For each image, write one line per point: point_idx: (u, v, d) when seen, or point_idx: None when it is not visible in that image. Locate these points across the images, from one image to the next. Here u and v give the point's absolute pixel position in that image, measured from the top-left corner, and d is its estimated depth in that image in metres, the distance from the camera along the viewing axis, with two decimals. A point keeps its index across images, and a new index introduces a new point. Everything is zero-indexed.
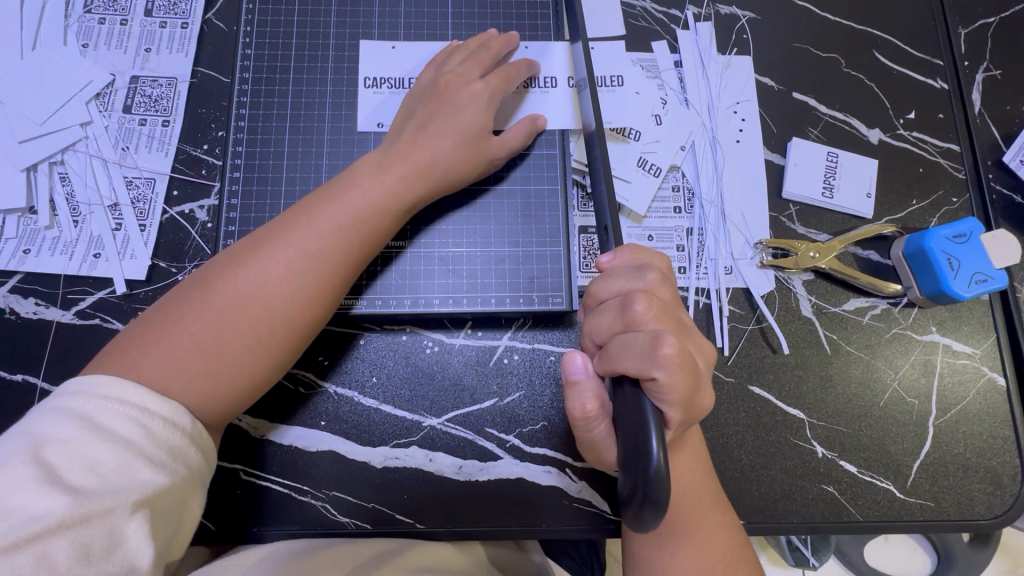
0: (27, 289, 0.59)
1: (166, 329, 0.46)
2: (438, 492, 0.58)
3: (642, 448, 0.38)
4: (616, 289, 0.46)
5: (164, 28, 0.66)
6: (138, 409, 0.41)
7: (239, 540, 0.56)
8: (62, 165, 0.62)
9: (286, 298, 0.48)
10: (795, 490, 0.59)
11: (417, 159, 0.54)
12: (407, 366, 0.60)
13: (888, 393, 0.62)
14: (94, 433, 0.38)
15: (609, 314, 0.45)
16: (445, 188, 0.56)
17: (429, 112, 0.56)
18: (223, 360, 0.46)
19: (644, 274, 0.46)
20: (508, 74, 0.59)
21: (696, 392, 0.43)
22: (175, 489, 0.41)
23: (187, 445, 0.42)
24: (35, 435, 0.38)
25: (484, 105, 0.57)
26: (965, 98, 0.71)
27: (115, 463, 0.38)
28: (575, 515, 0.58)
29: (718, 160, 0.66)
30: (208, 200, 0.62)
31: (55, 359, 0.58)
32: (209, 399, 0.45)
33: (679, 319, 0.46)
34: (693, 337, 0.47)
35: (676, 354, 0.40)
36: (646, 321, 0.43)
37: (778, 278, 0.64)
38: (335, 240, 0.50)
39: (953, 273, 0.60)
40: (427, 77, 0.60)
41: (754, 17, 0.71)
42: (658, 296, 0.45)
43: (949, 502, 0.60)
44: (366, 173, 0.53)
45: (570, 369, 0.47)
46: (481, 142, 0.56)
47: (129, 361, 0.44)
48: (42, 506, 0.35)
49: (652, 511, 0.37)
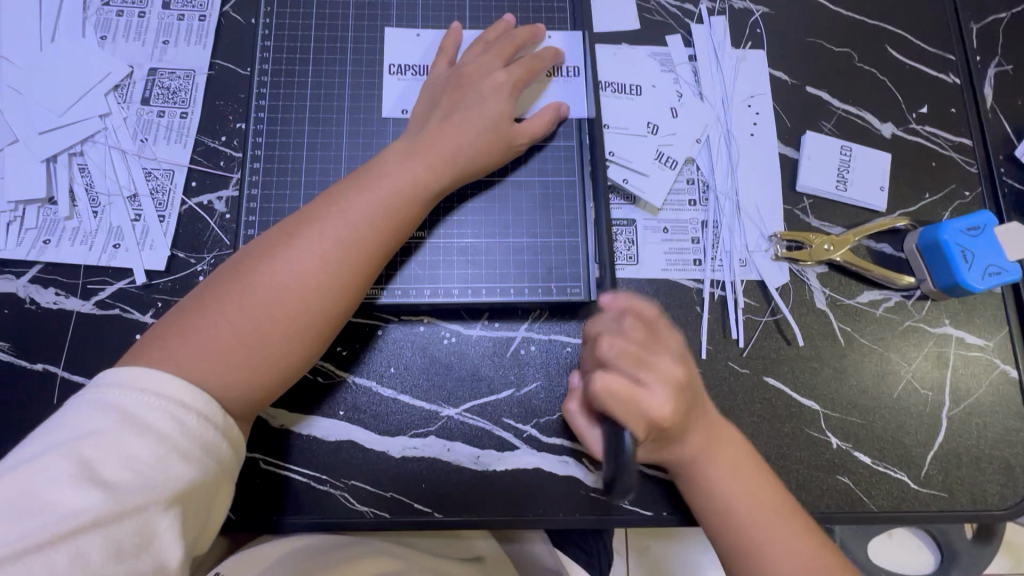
0: (47, 279, 0.59)
1: (201, 318, 0.46)
2: (456, 482, 0.58)
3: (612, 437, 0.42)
4: (597, 329, 0.50)
5: (181, 21, 0.66)
6: (170, 402, 0.41)
7: (258, 529, 0.56)
8: (81, 156, 0.62)
9: (319, 287, 0.49)
10: (810, 480, 0.60)
11: (441, 147, 0.54)
12: (425, 357, 0.60)
13: (902, 385, 0.63)
14: (130, 427, 0.39)
15: (590, 350, 0.51)
16: (472, 176, 0.57)
17: (451, 103, 0.56)
18: (261, 348, 0.47)
19: (615, 301, 0.51)
20: (534, 65, 0.59)
21: (643, 408, 0.44)
22: (207, 484, 0.41)
23: (219, 440, 0.43)
24: (74, 429, 0.39)
25: (508, 96, 0.57)
26: (977, 92, 0.71)
27: (148, 458, 0.38)
28: (591, 505, 0.58)
29: (733, 153, 0.67)
30: (227, 191, 0.62)
31: (75, 348, 0.58)
32: (245, 388, 0.46)
33: (647, 338, 0.48)
34: (657, 359, 0.47)
35: (603, 387, 0.44)
36: (607, 342, 0.48)
37: (792, 271, 0.64)
38: (364, 229, 0.50)
39: (966, 265, 0.60)
40: (444, 69, 0.60)
41: (767, 12, 0.72)
42: (627, 334, 0.48)
43: (962, 492, 0.61)
44: (393, 161, 0.53)
45: (568, 384, 0.59)
46: (504, 129, 0.57)
47: (167, 351, 0.45)
48: (78, 502, 0.36)
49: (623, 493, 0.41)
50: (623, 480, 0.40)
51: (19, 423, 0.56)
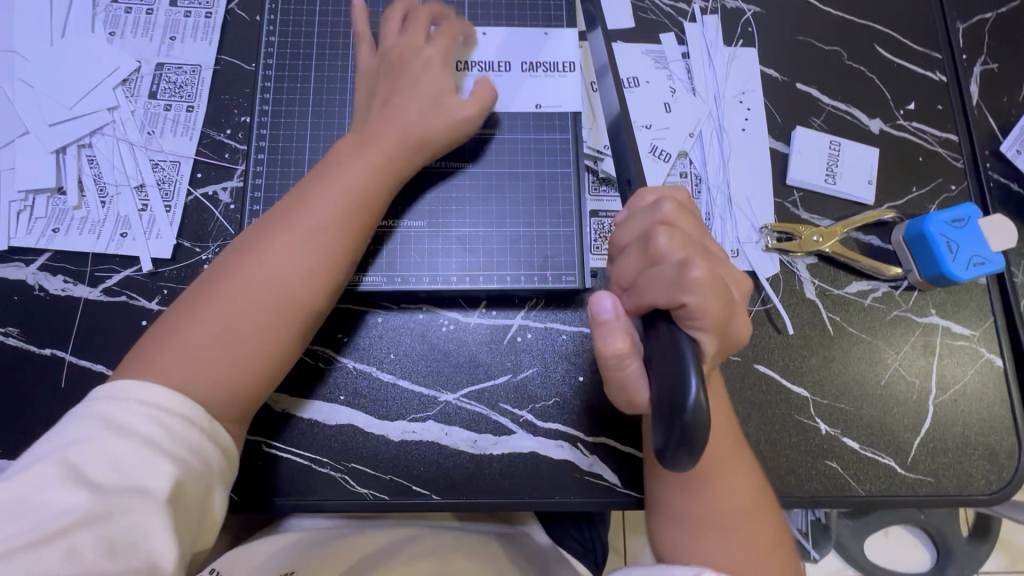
0: (56, 267, 0.61)
1: (177, 328, 0.48)
2: (454, 466, 0.59)
3: (680, 387, 0.36)
4: (637, 230, 0.45)
5: (188, 18, 0.68)
6: (151, 406, 0.43)
7: (261, 511, 0.58)
8: (90, 147, 0.64)
9: (291, 282, 0.50)
10: (800, 465, 0.61)
11: (391, 130, 0.56)
12: (424, 343, 0.62)
13: (889, 372, 0.64)
14: (112, 432, 0.41)
15: (633, 254, 0.44)
16: (430, 154, 0.58)
17: (390, 84, 0.58)
18: (241, 347, 0.48)
19: (659, 207, 0.45)
20: (453, 34, 0.62)
21: (729, 320, 0.42)
22: (195, 484, 0.43)
23: (205, 442, 0.44)
24: (61, 439, 0.41)
25: (440, 69, 0.59)
26: (963, 90, 0.73)
27: (132, 458, 0.40)
28: (586, 488, 0.60)
29: (725, 148, 0.69)
30: (231, 182, 0.64)
31: (84, 334, 0.60)
32: (231, 386, 0.48)
33: (705, 247, 0.45)
34: (723, 265, 0.45)
35: (704, 278, 0.40)
36: (670, 252, 0.42)
37: (783, 262, 0.66)
38: (328, 221, 0.52)
39: (952, 256, 0.62)
40: (368, 54, 0.61)
41: (759, 11, 0.74)
42: (679, 228, 0.44)
43: (948, 478, 0.62)
44: (349, 156, 0.55)
45: (598, 309, 0.44)
46: (447, 102, 0.58)
47: (149, 361, 0.46)
48: (68, 502, 0.37)
49: (688, 455, 0.36)
50: (697, 451, 0.35)
51: (28, 406, 0.58)
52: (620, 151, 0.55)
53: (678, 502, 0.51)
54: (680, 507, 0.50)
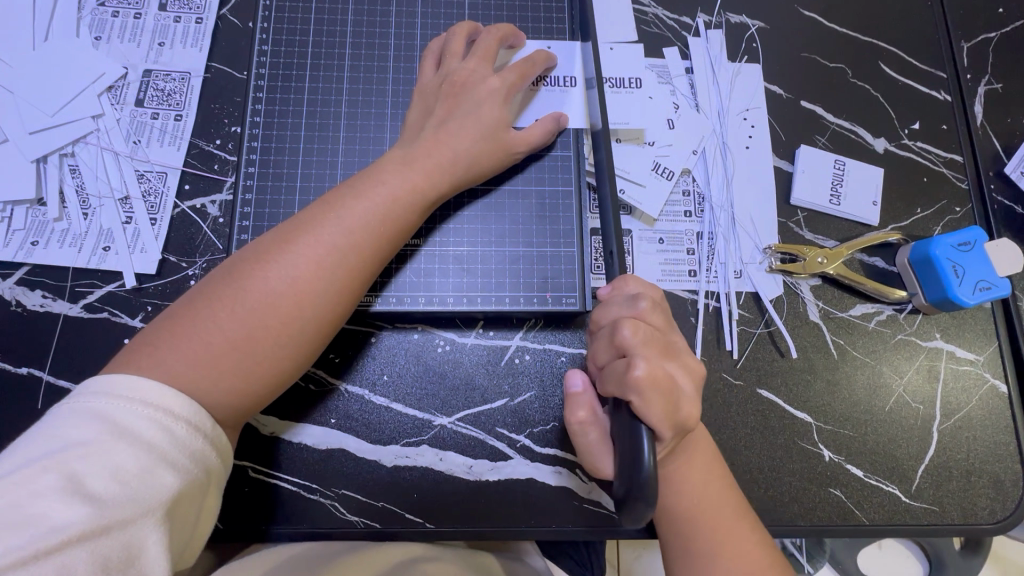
0: (34, 282, 0.58)
1: (194, 323, 0.46)
2: (447, 492, 0.57)
3: (634, 452, 0.40)
4: (610, 317, 0.48)
5: (178, 23, 0.66)
6: (158, 410, 0.41)
7: (247, 538, 0.55)
8: (72, 157, 0.61)
9: (315, 295, 0.48)
10: (804, 493, 0.60)
11: (440, 156, 0.54)
12: (419, 365, 0.60)
13: (894, 398, 0.63)
14: (117, 436, 0.38)
15: (603, 340, 0.48)
16: (468, 181, 0.56)
17: (446, 110, 0.56)
18: (252, 356, 0.46)
19: (635, 302, 0.48)
20: (525, 70, 0.59)
21: (680, 411, 0.44)
22: (194, 494, 0.40)
23: (208, 449, 0.42)
24: (57, 440, 0.38)
25: (502, 101, 0.57)
26: (968, 110, 0.73)
27: (138, 468, 0.38)
28: (584, 516, 0.58)
29: (728, 166, 0.67)
30: (220, 195, 0.62)
31: (62, 353, 0.57)
32: (237, 396, 0.46)
33: (669, 342, 0.47)
34: (686, 358, 0.47)
35: (647, 376, 0.42)
36: (633, 346, 0.45)
37: (786, 283, 0.65)
38: (361, 234, 0.50)
39: (958, 280, 0.61)
40: (431, 76, 0.59)
41: (763, 26, 0.72)
42: (646, 321, 0.47)
43: (953, 505, 0.61)
44: (390, 168, 0.53)
45: (570, 383, 0.54)
46: (502, 137, 0.57)
47: (159, 356, 0.44)
48: (63, 516, 0.34)
49: (644, 507, 0.39)
50: (652, 502, 0.39)
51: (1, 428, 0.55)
52: (607, 210, 0.57)
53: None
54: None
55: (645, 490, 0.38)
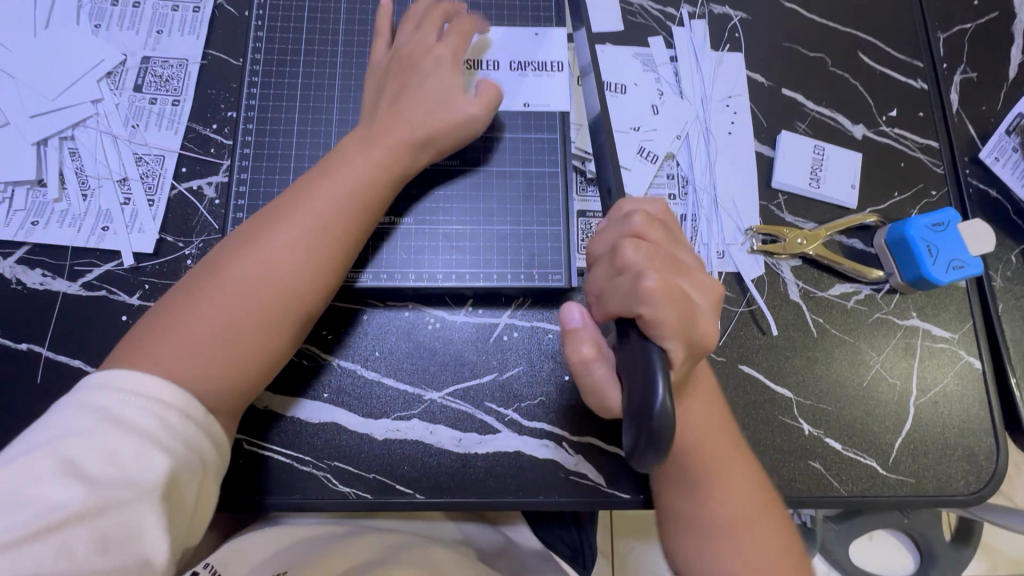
0: (34, 261, 0.60)
1: (178, 316, 0.48)
2: (437, 464, 0.59)
3: (647, 393, 0.38)
4: (608, 239, 0.47)
5: (176, 12, 0.68)
6: (150, 399, 0.43)
7: (241, 510, 0.57)
8: (72, 140, 0.63)
9: (292, 277, 0.50)
10: (785, 466, 0.62)
11: (400, 130, 0.56)
12: (410, 341, 0.61)
13: (871, 374, 0.65)
14: (112, 425, 0.40)
15: (603, 265, 0.47)
16: (432, 152, 0.58)
17: (399, 82, 0.58)
18: (238, 342, 0.48)
19: (630, 218, 0.47)
20: (467, 38, 0.61)
21: (693, 329, 0.43)
22: (189, 480, 0.42)
23: (201, 437, 0.44)
24: (57, 430, 0.40)
25: (449, 67, 0.59)
26: (943, 97, 0.75)
27: (131, 453, 0.40)
28: (570, 487, 0.59)
29: (711, 150, 0.69)
30: (217, 177, 0.63)
31: (61, 329, 0.59)
32: (226, 380, 0.47)
33: (674, 258, 0.46)
34: (694, 275, 0.47)
35: (659, 287, 0.42)
36: (636, 263, 0.44)
37: (768, 264, 0.67)
38: (332, 216, 0.52)
39: (932, 259, 0.63)
40: (384, 53, 0.62)
41: (745, 17, 0.75)
42: (648, 238, 0.46)
43: (928, 478, 0.63)
44: (357, 151, 0.55)
45: (566, 318, 0.49)
46: (454, 102, 0.58)
47: (146, 350, 0.46)
48: (62, 497, 0.37)
49: (655, 451, 0.37)
50: (665, 447, 0.37)
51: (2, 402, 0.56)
52: (603, 163, 0.54)
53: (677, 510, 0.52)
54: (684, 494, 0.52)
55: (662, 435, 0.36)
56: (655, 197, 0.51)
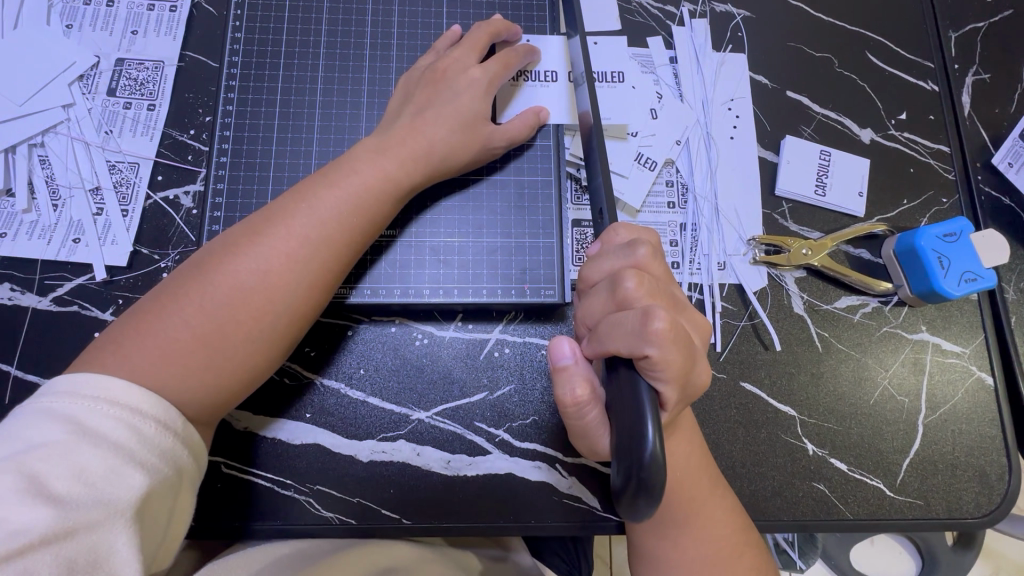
0: (2, 275, 0.57)
1: (160, 319, 0.45)
2: (423, 487, 0.56)
3: (636, 435, 0.36)
4: (606, 270, 0.45)
5: (152, 11, 0.64)
6: (124, 409, 0.39)
7: (219, 536, 0.54)
8: (42, 147, 0.60)
9: (287, 288, 0.47)
10: (788, 488, 0.59)
11: (414, 145, 0.53)
12: (396, 359, 0.59)
13: (879, 390, 0.62)
14: (82, 437, 0.37)
15: (602, 296, 0.44)
16: (446, 171, 0.56)
17: (426, 97, 0.56)
18: (221, 352, 0.45)
19: (634, 249, 0.44)
20: (509, 61, 0.58)
21: (691, 370, 0.42)
22: (165, 494, 0.39)
23: (179, 447, 0.41)
24: (20, 441, 0.36)
25: (484, 94, 0.56)
26: (955, 100, 0.72)
27: (103, 469, 0.36)
28: (564, 511, 0.57)
29: (712, 157, 0.66)
30: (194, 186, 0.60)
31: (30, 347, 0.56)
32: (207, 393, 0.45)
33: (671, 294, 0.45)
34: (688, 313, 0.46)
35: (668, 329, 0.39)
36: (638, 299, 0.42)
37: (771, 275, 0.64)
38: (334, 227, 0.49)
39: (943, 271, 0.60)
40: (427, 62, 0.59)
41: (748, 15, 0.71)
42: (650, 272, 0.44)
43: (938, 499, 0.60)
44: (364, 157, 0.52)
45: (557, 355, 0.46)
46: (478, 127, 0.56)
47: (124, 354, 0.43)
48: (25, 518, 0.33)
49: (646, 499, 0.35)
50: (655, 498, 0.35)
51: None
52: (596, 179, 0.51)
53: (652, 548, 0.50)
54: (658, 536, 0.49)
55: (652, 486, 0.34)
56: (647, 229, 0.49)
